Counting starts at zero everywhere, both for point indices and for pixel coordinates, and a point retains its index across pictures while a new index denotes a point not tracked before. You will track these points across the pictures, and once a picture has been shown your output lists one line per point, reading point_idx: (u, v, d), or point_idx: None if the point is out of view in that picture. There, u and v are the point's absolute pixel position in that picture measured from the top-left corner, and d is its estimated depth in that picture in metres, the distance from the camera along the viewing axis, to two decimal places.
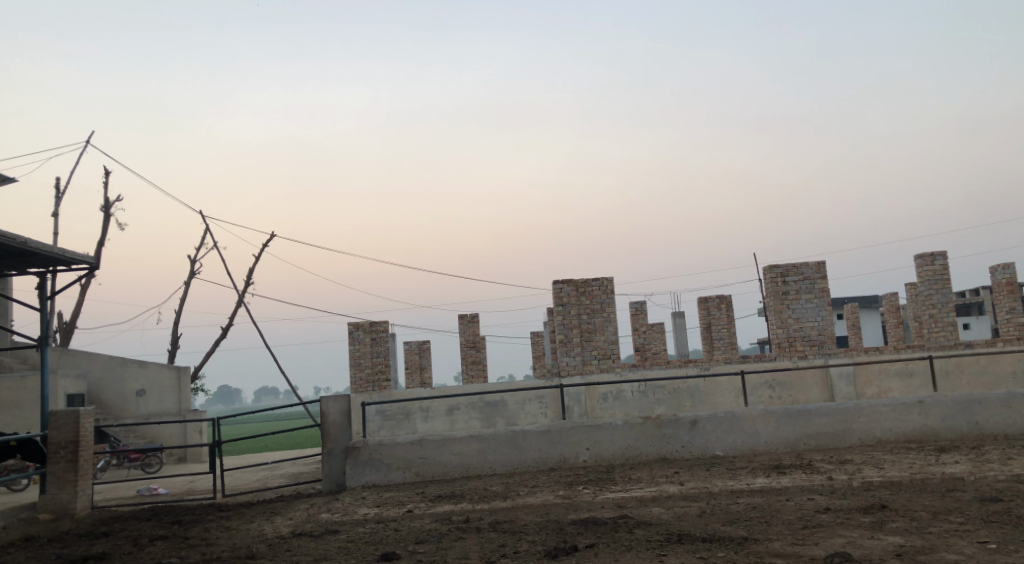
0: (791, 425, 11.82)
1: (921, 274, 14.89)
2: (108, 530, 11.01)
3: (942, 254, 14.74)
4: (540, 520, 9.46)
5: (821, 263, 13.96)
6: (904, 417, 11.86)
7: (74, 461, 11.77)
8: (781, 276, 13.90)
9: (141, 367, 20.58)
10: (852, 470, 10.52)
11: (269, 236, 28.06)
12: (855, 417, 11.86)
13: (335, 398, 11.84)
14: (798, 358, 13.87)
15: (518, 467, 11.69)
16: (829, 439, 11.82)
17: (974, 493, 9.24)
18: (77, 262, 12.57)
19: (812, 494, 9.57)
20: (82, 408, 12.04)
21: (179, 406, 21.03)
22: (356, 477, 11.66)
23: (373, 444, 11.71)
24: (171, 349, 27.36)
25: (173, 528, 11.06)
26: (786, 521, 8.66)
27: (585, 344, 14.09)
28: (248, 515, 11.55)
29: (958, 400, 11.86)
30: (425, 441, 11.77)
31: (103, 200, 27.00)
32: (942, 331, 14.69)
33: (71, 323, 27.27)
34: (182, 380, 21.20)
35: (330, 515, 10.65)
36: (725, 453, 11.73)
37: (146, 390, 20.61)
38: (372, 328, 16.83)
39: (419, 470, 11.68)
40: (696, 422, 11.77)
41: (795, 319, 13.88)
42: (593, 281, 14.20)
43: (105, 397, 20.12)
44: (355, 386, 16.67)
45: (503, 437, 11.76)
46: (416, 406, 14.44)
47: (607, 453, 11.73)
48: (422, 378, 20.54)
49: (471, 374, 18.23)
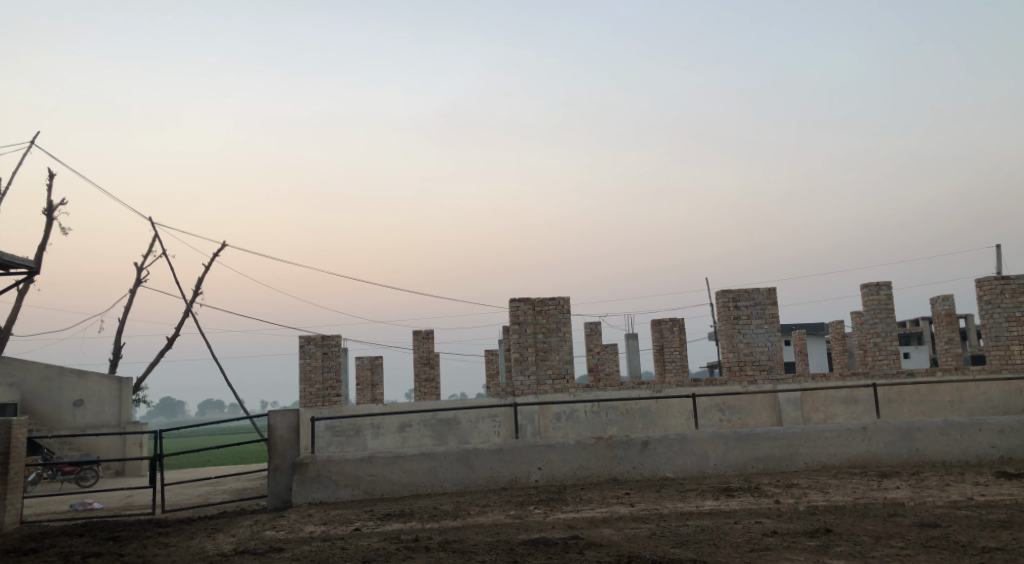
0: (740, 448, 11.97)
1: (867, 303, 15.23)
2: (38, 546, 10.67)
3: (887, 284, 15.11)
4: (490, 540, 9.41)
5: (772, 289, 14.21)
6: (849, 442, 12.10)
7: (5, 473, 11.40)
8: (733, 301, 14.15)
9: (80, 377, 20.00)
10: (798, 494, 10.67)
11: (219, 245, 27.69)
12: (802, 441, 12.06)
13: (284, 412, 11.67)
14: (748, 383, 14.03)
15: (469, 486, 11.64)
16: (776, 463, 11.99)
17: (914, 518, 9.45)
18: (16, 266, 12.21)
19: (759, 518, 9.69)
20: (15, 418, 11.67)
21: (119, 418, 20.34)
22: (303, 494, 11.48)
23: (322, 460, 11.56)
24: (114, 358, 26.72)
25: (108, 544, 10.76)
26: (734, 545, 8.74)
27: (540, 363, 14.10)
28: (187, 532, 11.29)
29: (900, 426, 12.13)
30: (375, 458, 11.64)
31: (47, 203, 26.40)
32: (886, 359, 14.96)
33: (7, 329, 26.47)
34: (124, 392, 20.49)
35: (274, 533, 10.47)
36: (675, 475, 11.82)
37: (84, 400, 20.02)
38: (324, 342, 16.65)
39: (368, 488, 11.55)
40: (647, 443, 11.85)
41: (746, 344, 14.08)
42: (549, 300, 14.23)
43: (39, 408, 19.57)
44: (305, 401, 16.43)
45: (454, 455, 11.70)
46: (366, 422, 14.30)
47: (559, 473, 11.73)
48: (373, 395, 20.37)
49: (424, 391, 18.13)
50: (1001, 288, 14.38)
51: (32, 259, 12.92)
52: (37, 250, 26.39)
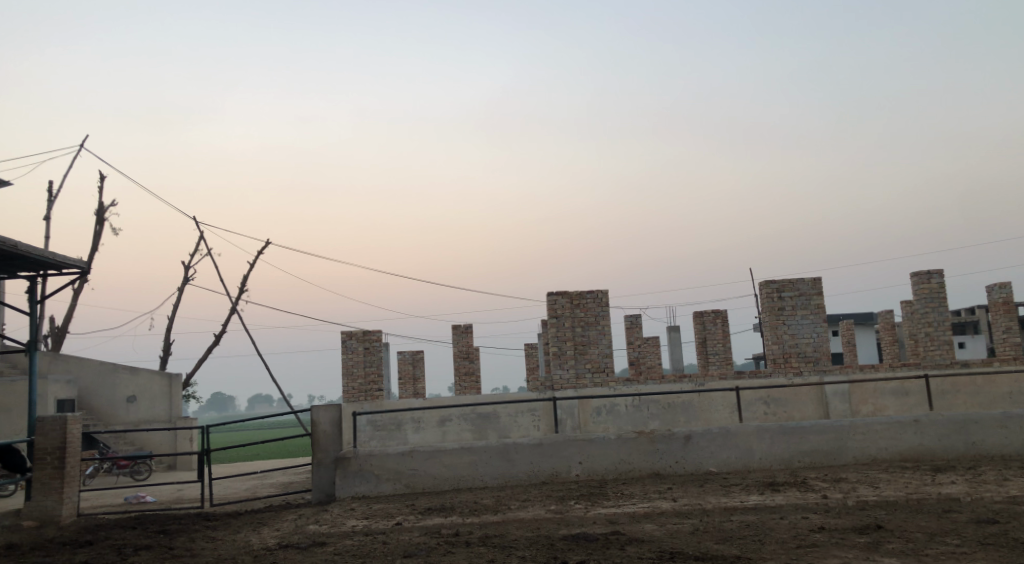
0: (785, 441, 11.72)
1: (918, 292, 14.81)
2: (93, 538, 10.85)
3: (939, 272, 14.68)
4: (530, 535, 9.33)
5: (817, 279, 13.88)
6: (899, 435, 11.77)
7: (61, 467, 11.62)
8: (777, 292, 13.83)
9: (132, 373, 20.37)
10: (846, 488, 10.40)
11: (264, 243, 28.03)
12: (850, 434, 11.77)
13: (326, 407, 11.71)
14: (793, 375, 13.74)
15: (509, 480, 11.58)
16: (823, 457, 11.72)
17: (969, 514, 9.15)
18: (68, 266, 12.41)
19: (806, 513, 9.47)
20: (70, 414, 11.87)
21: (170, 413, 20.68)
22: (346, 488, 11.51)
23: (364, 455, 11.59)
24: (163, 355, 27.19)
25: (158, 538, 10.91)
26: (780, 541, 8.54)
27: (579, 357, 13.96)
28: (234, 526, 11.41)
29: (954, 419, 11.79)
30: (416, 452, 11.63)
31: (98, 204, 26.96)
32: (939, 350, 14.57)
33: (63, 327, 27.09)
34: (174, 389, 20.82)
35: (317, 527, 10.51)
36: (719, 469, 11.62)
37: (137, 397, 20.39)
38: (366, 337, 16.72)
39: (409, 482, 11.55)
40: (689, 437, 11.67)
41: (791, 335, 13.79)
42: (588, 293, 14.10)
43: (95, 404, 20.00)
44: (347, 396, 16.52)
45: (494, 450, 11.64)
46: (407, 417, 14.33)
47: (600, 467, 11.62)
48: (415, 389, 20.43)
49: (464, 385, 18.13)
50: None
51: (82, 258, 13.08)
52: (89, 250, 26.96)
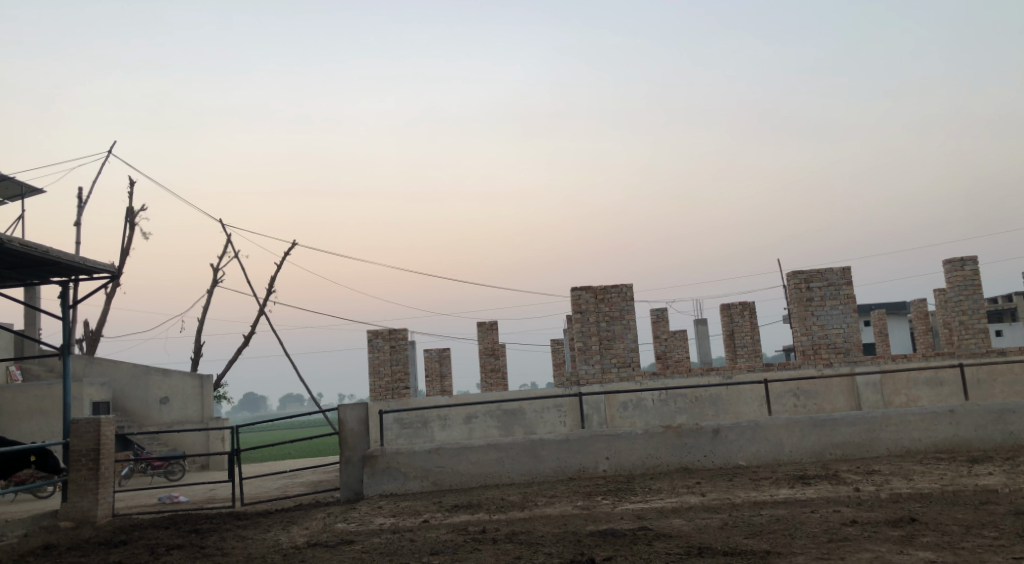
0: (816, 434, 11.54)
1: (951, 280, 14.53)
2: (127, 538, 10.94)
3: (972, 259, 14.39)
4: (557, 531, 9.26)
5: (846, 269, 13.66)
6: (934, 426, 11.55)
7: (96, 468, 11.73)
8: (805, 282, 13.63)
9: (164, 375, 20.55)
10: (879, 481, 10.21)
11: (291, 243, 28.21)
12: (882, 426, 11.56)
13: (352, 405, 11.71)
14: (823, 366, 13.53)
15: (536, 477, 11.51)
16: (855, 449, 11.53)
17: (1007, 506, 8.93)
18: (100, 270, 12.52)
19: (838, 506, 9.30)
20: (103, 416, 11.99)
21: (201, 414, 20.85)
22: (374, 486, 11.51)
23: (391, 453, 11.58)
24: (194, 357, 27.43)
25: (190, 537, 10.98)
26: (811, 535, 8.40)
27: (604, 352, 13.86)
28: (264, 525, 11.45)
29: (991, 409, 11.54)
30: (442, 449, 11.60)
31: (128, 208, 27.28)
32: (974, 338, 14.26)
33: (97, 330, 27.44)
34: (205, 390, 21.03)
35: (346, 525, 10.52)
36: (748, 463, 11.47)
37: (170, 398, 20.57)
38: (391, 336, 16.71)
39: (437, 479, 11.52)
40: (717, 431, 11.53)
41: (820, 326, 13.58)
42: (612, 287, 14.00)
43: (129, 405, 20.26)
44: (375, 394, 16.56)
45: (521, 446, 11.58)
46: (433, 414, 14.32)
47: (627, 462, 11.52)
48: (442, 386, 20.44)
49: (491, 381, 18.09)
50: None
51: (114, 262, 13.18)
52: (121, 254, 27.28)
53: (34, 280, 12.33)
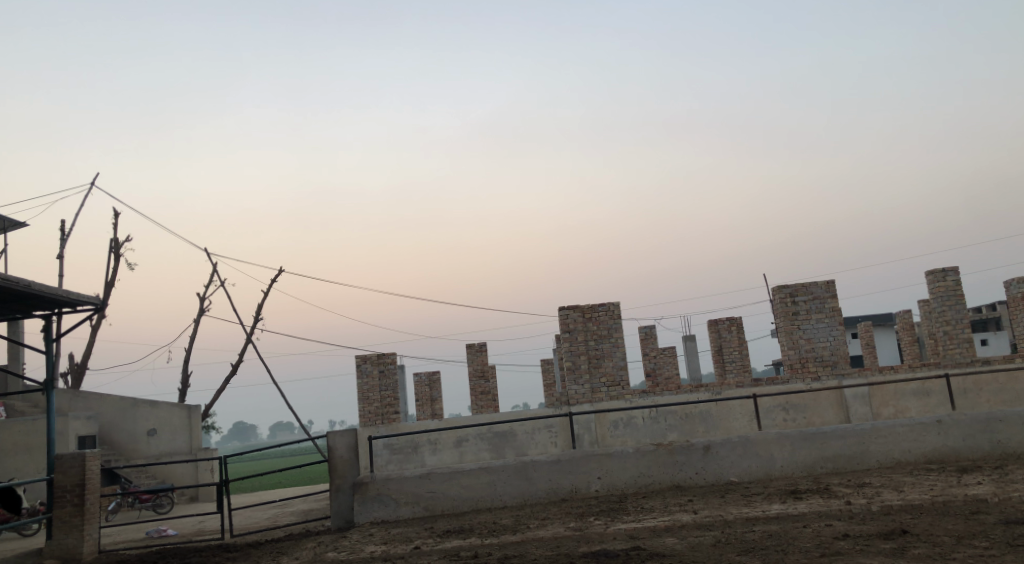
0: (807, 447, 11.55)
1: (933, 290, 14.61)
2: None
3: (954, 269, 14.48)
4: (550, 554, 9.20)
5: (831, 282, 13.71)
6: (923, 437, 11.57)
7: (81, 504, 11.58)
8: (791, 296, 13.68)
9: (152, 407, 20.41)
10: (870, 494, 10.21)
11: (278, 270, 28.17)
12: (872, 438, 11.58)
13: (342, 432, 11.64)
14: (811, 380, 13.56)
15: (529, 499, 11.45)
16: (846, 462, 11.54)
17: (997, 515, 8.95)
18: (83, 303, 12.43)
19: (830, 520, 9.29)
20: (88, 450, 11.87)
21: (191, 445, 20.76)
22: (365, 513, 11.42)
23: (381, 479, 11.50)
24: (182, 387, 27.24)
25: None
26: (803, 550, 8.38)
27: (593, 371, 13.86)
28: (254, 556, 11.34)
29: (978, 418, 11.59)
30: (433, 474, 11.53)
31: (112, 240, 27.18)
32: (959, 348, 14.32)
33: (82, 364, 27.23)
34: (194, 419, 20.92)
35: (337, 554, 10.42)
36: (740, 479, 11.45)
37: (158, 429, 20.41)
38: (380, 360, 16.67)
39: (428, 505, 11.44)
40: (708, 447, 11.52)
41: (807, 340, 13.62)
42: (600, 306, 14.01)
43: (116, 439, 19.97)
44: (364, 420, 16.47)
45: (512, 468, 11.53)
46: (424, 439, 14.26)
47: (619, 481, 11.48)
48: (432, 410, 20.36)
49: (481, 404, 18.03)
50: None
51: (98, 294, 13.09)
52: (106, 286, 27.12)
53: (16, 315, 12.22)
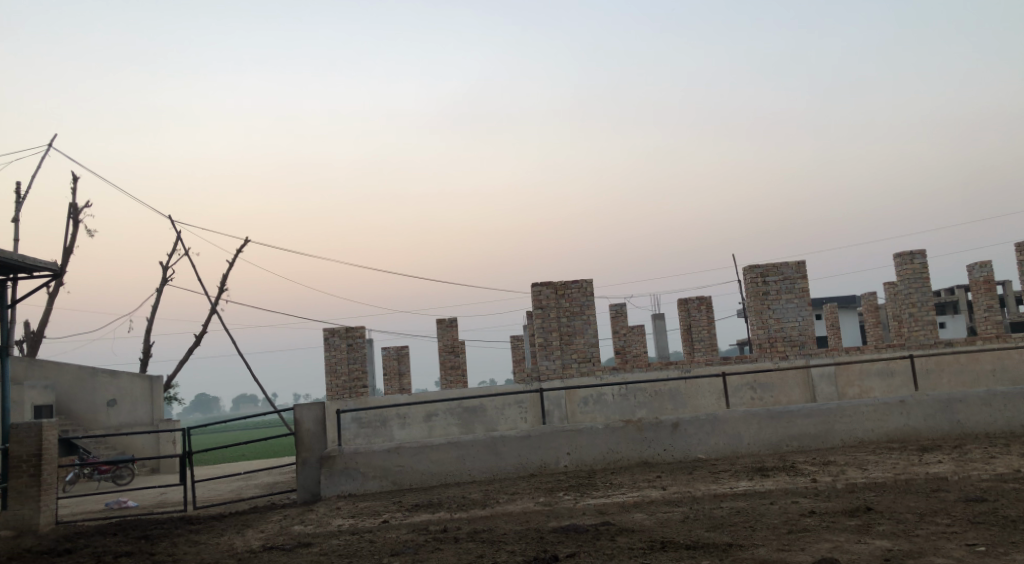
0: (773, 426, 11.67)
1: (901, 273, 14.76)
2: (72, 546, 10.59)
3: (921, 252, 14.62)
4: (519, 528, 9.20)
5: (801, 263, 13.83)
6: (886, 417, 11.75)
7: (37, 475, 11.36)
8: (761, 276, 13.80)
9: (112, 377, 20.09)
10: (835, 471, 10.35)
11: (244, 241, 27.85)
12: (837, 417, 11.73)
13: (309, 405, 11.52)
14: (779, 359, 13.72)
15: (497, 474, 11.45)
16: (811, 440, 11.68)
17: (958, 493, 9.12)
18: (40, 269, 12.12)
19: (796, 497, 9.40)
20: (45, 421, 11.63)
21: (152, 416, 20.50)
22: (332, 487, 11.34)
23: (349, 453, 11.42)
24: (144, 358, 26.84)
25: (139, 544, 10.68)
26: (771, 526, 8.46)
27: (565, 347, 13.87)
28: (217, 529, 11.22)
29: (939, 399, 11.78)
30: (402, 448, 11.47)
31: (72, 206, 26.60)
32: (923, 330, 14.53)
33: (39, 332, 26.71)
34: (156, 390, 20.65)
35: (303, 527, 10.34)
36: (707, 456, 11.55)
37: (118, 399, 20.12)
38: (349, 334, 16.56)
39: (396, 478, 11.39)
40: (677, 425, 11.60)
41: (776, 320, 13.74)
42: (572, 283, 13.99)
43: (75, 409, 19.65)
44: (332, 393, 16.35)
45: (482, 443, 11.52)
46: (392, 413, 14.20)
47: (588, 457, 11.52)
48: (400, 385, 20.30)
49: (451, 379, 17.98)
50: None
51: (56, 261, 12.82)
52: (65, 253, 26.57)
53: None
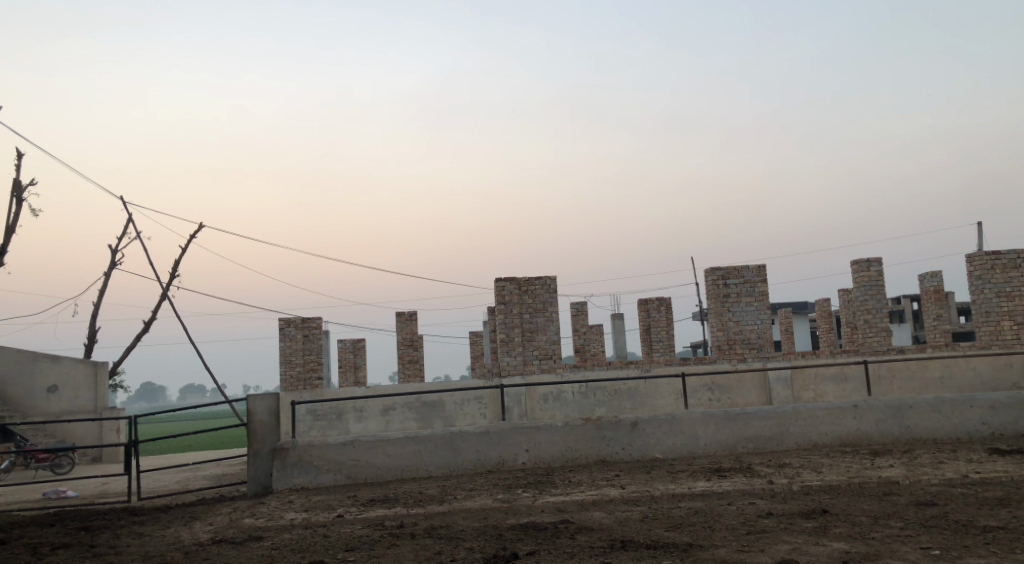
0: (730, 427, 11.75)
1: (857, 280, 14.93)
2: (6, 537, 10.21)
3: (877, 260, 14.88)
4: (477, 525, 9.12)
5: (762, 266, 13.95)
6: (839, 421, 11.89)
7: None
8: (722, 279, 13.90)
9: (53, 362, 19.45)
10: (791, 474, 10.45)
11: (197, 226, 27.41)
12: (792, 420, 11.86)
13: (263, 396, 11.28)
14: (737, 361, 13.82)
15: (454, 470, 11.34)
16: (766, 442, 11.78)
17: (909, 497, 9.26)
18: None
19: (753, 498, 9.47)
20: None
21: (95, 404, 19.67)
22: (284, 480, 11.13)
23: (303, 445, 11.20)
24: (88, 343, 26.15)
25: (79, 535, 10.35)
26: (729, 527, 8.50)
27: (526, 344, 13.82)
28: (163, 521, 10.93)
29: (890, 404, 11.95)
30: (358, 442, 11.30)
31: (16, 184, 25.80)
32: (877, 337, 14.81)
33: None
34: (100, 377, 19.76)
35: (253, 520, 10.12)
36: (664, 455, 11.59)
37: (59, 386, 19.46)
38: (304, 324, 16.30)
39: (351, 472, 11.22)
40: (635, 424, 11.61)
41: (735, 322, 13.87)
42: (536, 279, 13.93)
43: (13, 394, 19.07)
44: (286, 384, 16.08)
45: (439, 439, 11.40)
46: (349, 406, 14.08)
47: (546, 455, 11.48)
48: (355, 378, 20.08)
49: (407, 373, 17.83)
50: (992, 263, 14.27)
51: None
52: (8, 233, 25.76)
53: None
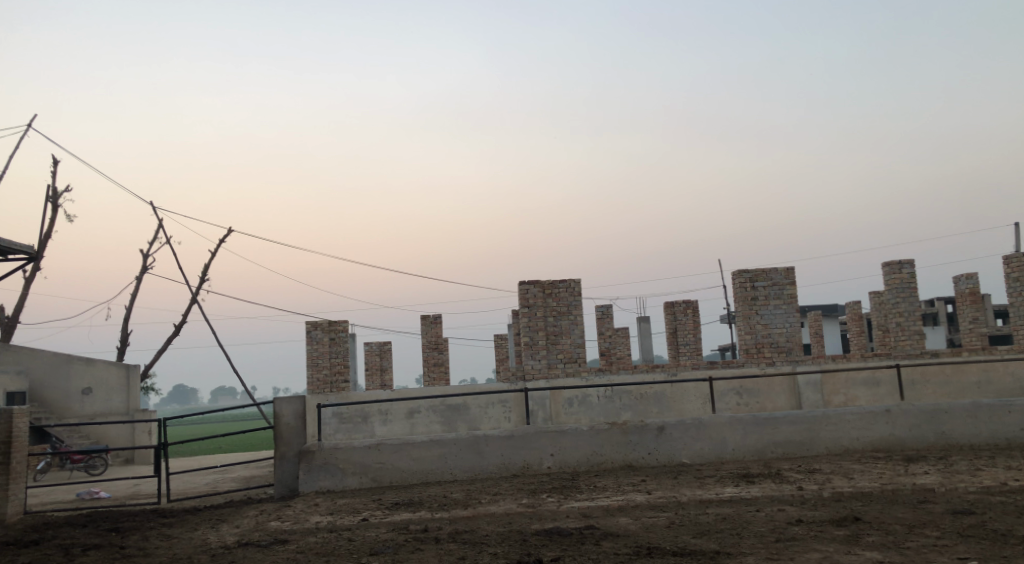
0: (758, 432, 11.58)
1: (888, 282, 14.74)
2: (38, 538, 10.31)
3: (909, 262, 14.64)
4: (502, 530, 9.05)
5: (790, 269, 13.75)
6: (871, 426, 11.68)
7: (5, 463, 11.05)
8: (750, 281, 13.69)
9: (87, 364, 19.70)
10: (821, 480, 10.26)
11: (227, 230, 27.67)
12: (822, 425, 11.66)
13: (289, 398, 11.31)
14: (766, 365, 13.64)
15: (479, 474, 11.28)
16: (796, 447, 11.59)
17: (944, 505, 9.05)
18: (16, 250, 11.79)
19: (782, 505, 9.31)
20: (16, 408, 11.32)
21: (127, 405, 19.97)
22: (310, 483, 11.14)
23: (329, 448, 11.21)
24: (121, 346, 26.46)
25: (110, 536, 10.43)
26: (758, 534, 8.35)
27: (551, 348, 13.74)
28: (191, 523, 10.98)
29: (924, 409, 11.71)
30: (383, 445, 11.29)
31: (51, 190, 26.18)
32: (910, 340, 14.52)
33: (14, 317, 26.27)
34: (132, 380, 20.07)
35: (279, 523, 10.13)
36: (691, 460, 11.45)
37: (93, 388, 19.70)
38: (331, 327, 16.28)
39: (376, 476, 11.20)
40: (662, 428, 11.48)
41: (763, 325, 13.69)
42: (560, 282, 13.83)
43: (48, 396, 19.30)
44: (312, 387, 16.13)
45: (464, 442, 11.35)
46: (374, 409, 14.08)
47: (572, 459, 11.38)
48: (382, 380, 20.10)
49: (433, 375, 17.81)
50: None
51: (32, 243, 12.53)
52: (43, 237, 26.14)
53: None
